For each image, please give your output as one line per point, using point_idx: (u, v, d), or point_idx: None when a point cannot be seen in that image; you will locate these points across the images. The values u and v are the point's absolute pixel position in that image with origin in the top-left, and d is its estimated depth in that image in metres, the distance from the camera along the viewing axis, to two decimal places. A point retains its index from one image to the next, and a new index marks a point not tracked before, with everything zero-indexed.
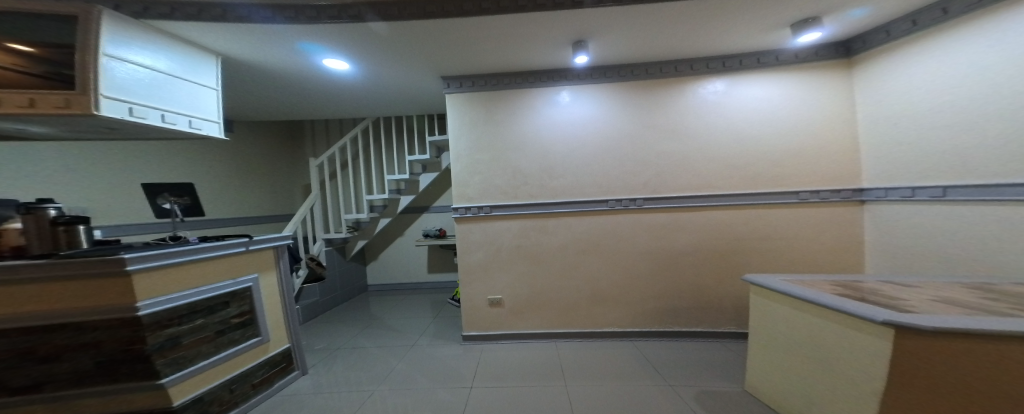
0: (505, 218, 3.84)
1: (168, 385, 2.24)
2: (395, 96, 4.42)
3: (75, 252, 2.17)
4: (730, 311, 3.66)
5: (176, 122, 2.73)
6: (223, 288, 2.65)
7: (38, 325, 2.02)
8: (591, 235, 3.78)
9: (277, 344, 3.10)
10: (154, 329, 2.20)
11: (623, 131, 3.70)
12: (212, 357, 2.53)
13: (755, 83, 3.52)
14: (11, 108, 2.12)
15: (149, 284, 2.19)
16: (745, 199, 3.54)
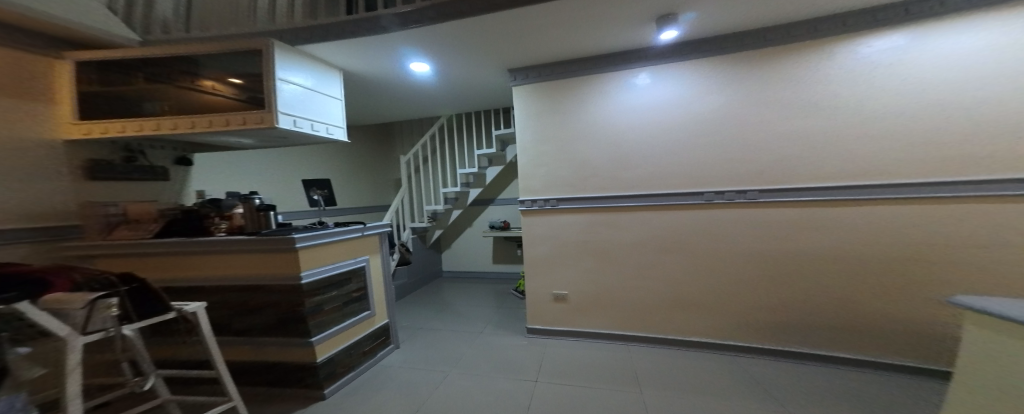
0: (577, 212, 2.78)
1: (317, 344, 2.17)
2: (468, 94, 3.68)
3: (270, 230, 2.17)
4: (929, 351, 2.13)
5: (310, 129, 2.39)
6: (337, 269, 2.40)
7: (253, 282, 2.10)
8: (711, 243, 2.51)
9: (377, 319, 2.81)
10: (307, 296, 2.13)
11: (737, 108, 2.40)
12: (340, 324, 2.41)
13: (948, 37, 2.01)
14: (183, 130, 2.01)
15: (310, 256, 2.17)
16: (974, 192, 1.98)
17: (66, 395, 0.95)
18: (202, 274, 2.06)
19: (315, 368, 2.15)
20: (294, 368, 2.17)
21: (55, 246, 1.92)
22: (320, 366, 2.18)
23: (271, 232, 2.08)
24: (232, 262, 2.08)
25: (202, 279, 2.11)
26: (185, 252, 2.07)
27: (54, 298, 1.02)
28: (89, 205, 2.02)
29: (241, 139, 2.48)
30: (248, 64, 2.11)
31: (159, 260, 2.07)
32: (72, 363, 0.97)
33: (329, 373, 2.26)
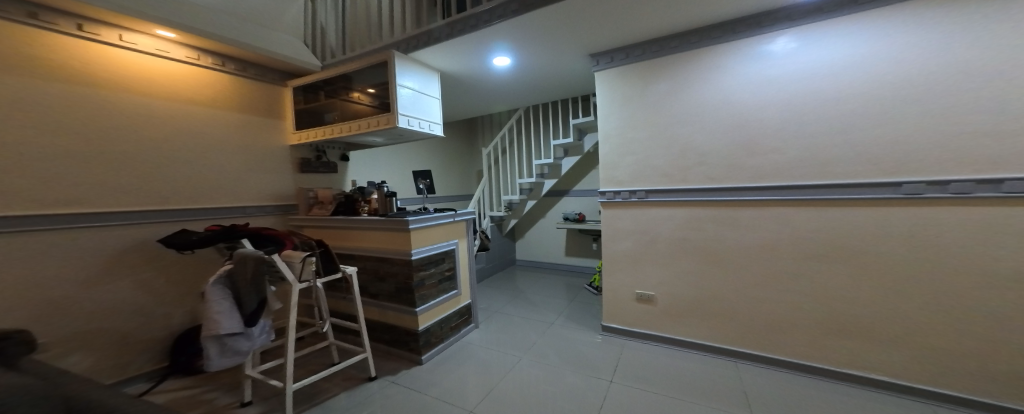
0: (672, 206, 2.14)
1: (419, 314, 2.10)
2: (555, 88, 3.34)
3: (393, 213, 2.24)
4: None
5: (421, 128, 2.32)
6: (440, 248, 2.31)
7: (382, 256, 2.16)
8: (901, 271, 1.60)
9: (465, 298, 2.59)
10: (416, 269, 2.08)
11: (949, 64, 1.46)
12: (438, 298, 2.29)
13: None
14: (330, 135, 2.29)
15: (423, 237, 2.14)
16: None
17: (288, 325, 1.41)
18: (355, 248, 2.25)
19: (416, 334, 2.09)
20: (402, 331, 2.15)
21: (286, 216, 2.51)
22: (421, 333, 2.11)
23: (392, 215, 2.17)
24: (368, 239, 2.20)
25: (340, 251, 2.33)
26: (324, 225, 2.33)
27: (292, 253, 1.49)
28: (299, 190, 2.45)
29: (380, 141, 2.64)
30: (380, 76, 2.20)
31: (330, 233, 2.35)
32: (291, 304, 1.41)
33: (426, 342, 2.16)
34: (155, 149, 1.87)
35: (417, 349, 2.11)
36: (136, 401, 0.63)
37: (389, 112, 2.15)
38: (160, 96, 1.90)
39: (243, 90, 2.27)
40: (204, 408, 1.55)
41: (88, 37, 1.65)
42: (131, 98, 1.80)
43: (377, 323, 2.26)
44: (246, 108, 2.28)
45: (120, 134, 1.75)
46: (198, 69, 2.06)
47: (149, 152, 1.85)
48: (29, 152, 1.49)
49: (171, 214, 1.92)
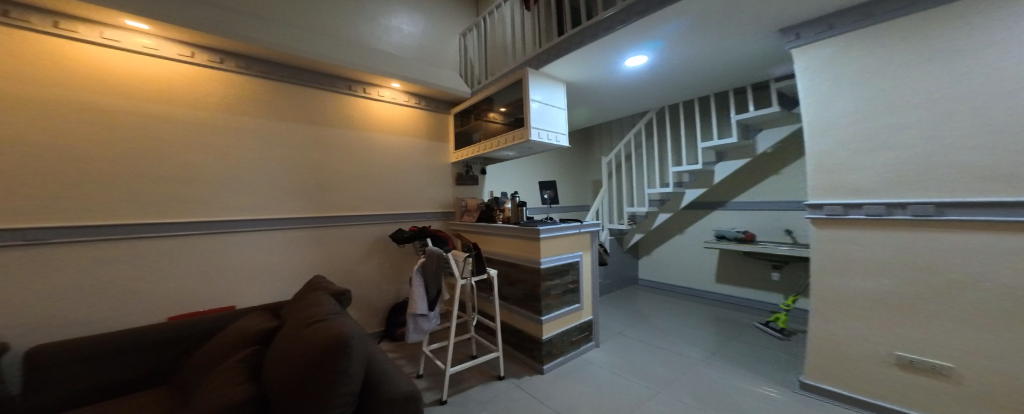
0: (986, 230, 1.24)
1: (545, 323, 2.09)
2: (699, 84, 2.84)
3: (523, 221, 2.37)
4: None
5: (551, 140, 2.35)
6: (566, 258, 2.26)
7: (513, 262, 2.30)
8: None
9: (586, 313, 2.43)
10: (544, 278, 2.10)
11: None
12: (563, 309, 2.25)
13: None
14: (474, 152, 2.61)
15: (551, 246, 2.15)
16: None
17: (454, 312, 1.68)
18: (492, 252, 2.48)
19: (541, 343, 2.08)
20: (527, 338, 2.19)
21: (447, 221, 2.85)
22: (545, 342, 2.09)
23: (523, 223, 2.28)
24: (502, 245, 2.40)
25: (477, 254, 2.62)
26: (465, 230, 2.68)
27: (458, 253, 1.78)
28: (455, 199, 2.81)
29: (512, 154, 2.86)
30: (516, 94, 2.36)
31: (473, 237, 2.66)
32: (458, 295, 1.68)
33: (548, 351, 2.12)
34: (387, 169, 2.49)
35: (540, 358, 2.09)
36: (385, 360, 1.00)
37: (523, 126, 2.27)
38: (386, 130, 2.50)
39: (431, 120, 2.74)
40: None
41: (362, 95, 2.38)
42: (378, 134, 2.45)
43: (508, 326, 2.38)
44: (432, 135, 2.75)
45: (365, 159, 2.39)
46: (413, 109, 2.64)
47: (384, 172, 2.47)
48: (332, 174, 2.25)
49: (394, 216, 2.50)
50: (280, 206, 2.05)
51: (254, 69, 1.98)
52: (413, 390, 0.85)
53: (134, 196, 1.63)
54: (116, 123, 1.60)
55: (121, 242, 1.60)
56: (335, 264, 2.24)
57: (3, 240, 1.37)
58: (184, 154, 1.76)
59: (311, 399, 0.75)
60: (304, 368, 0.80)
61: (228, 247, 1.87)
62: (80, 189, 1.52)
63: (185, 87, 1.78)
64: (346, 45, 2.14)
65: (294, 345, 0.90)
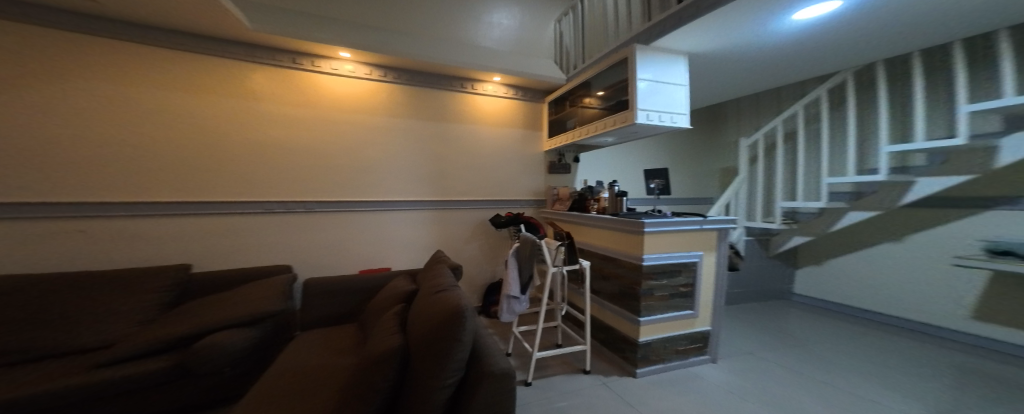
0: None
1: (643, 325, 1.91)
2: (901, 42, 1.95)
3: (623, 213, 2.20)
4: None
5: (661, 122, 2.02)
6: (674, 258, 1.97)
7: (609, 255, 2.18)
8: None
9: (699, 323, 2.08)
10: (645, 277, 1.92)
11: None
12: (667, 313, 1.99)
13: None
14: (568, 139, 2.48)
15: (656, 243, 1.91)
16: None
17: (543, 297, 1.71)
18: (585, 243, 2.40)
19: (637, 345, 1.91)
20: (619, 337, 2.06)
21: (538, 209, 2.86)
22: (641, 346, 1.91)
23: (624, 216, 2.09)
24: (597, 237, 2.29)
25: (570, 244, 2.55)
26: (559, 219, 2.63)
27: (550, 241, 1.80)
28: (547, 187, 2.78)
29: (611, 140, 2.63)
30: (619, 76, 2.10)
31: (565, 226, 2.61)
32: (548, 281, 1.71)
33: (645, 356, 1.93)
34: (498, 159, 2.60)
35: (634, 361, 1.93)
36: (483, 333, 1.11)
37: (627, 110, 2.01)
38: (493, 123, 2.57)
39: (527, 111, 2.74)
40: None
41: (472, 91, 2.47)
42: (490, 126, 2.55)
43: (600, 321, 2.27)
44: (528, 125, 2.75)
45: (476, 149, 2.50)
46: (512, 101, 2.66)
47: (495, 161, 2.58)
48: (455, 163, 2.42)
49: (500, 202, 2.62)
50: (419, 191, 2.29)
51: (405, 80, 2.24)
52: (508, 368, 0.91)
53: (329, 185, 2.04)
54: (323, 122, 2.02)
55: (302, 215, 1.99)
56: (449, 243, 2.41)
57: (284, 208, 1.95)
58: (362, 154, 2.12)
59: (433, 357, 0.85)
60: (428, 329, 0.91)
61: (374, 225, 2.17)
62: (309, 180, 2.00)
63: (365, 95, 2.12)
64: (460, 48, 2.24)
65: (421, 310, 1.04)
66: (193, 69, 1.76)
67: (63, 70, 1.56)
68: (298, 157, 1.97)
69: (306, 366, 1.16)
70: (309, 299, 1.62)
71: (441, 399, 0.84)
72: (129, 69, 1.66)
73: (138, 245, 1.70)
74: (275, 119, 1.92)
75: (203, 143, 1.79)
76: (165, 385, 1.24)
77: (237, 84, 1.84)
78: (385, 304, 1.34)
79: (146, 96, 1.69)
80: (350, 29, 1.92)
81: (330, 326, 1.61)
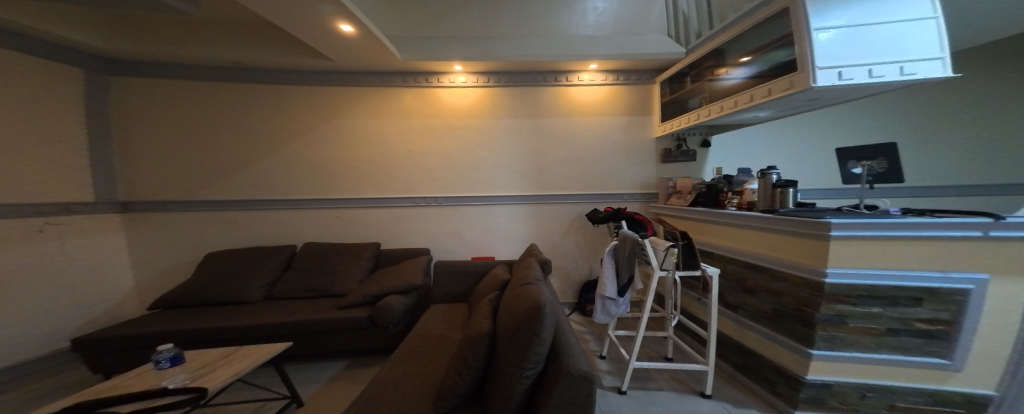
0: None
1: (814, 359, 1.38)
2: None
3: (789, 209, 1.56)
4: None
5: (871, 77, 1.28)
6: (893, 278, 1.27)
7: (761, 265, 1.59)
8: None
9: (954, 381, 1.28)
10: (828, 299, 1.32)
11: None
12: (872, 354, 1.33)
13: None
14: (696, 121, 2.00)
15: (849, 253, 1.30)
16: None
17: (646, 303, 1.55)
18: (723, 246, 1.85)
19: (801, 382, 1.40)
20: (771, 366, 1.53)
21: (647, 204, 2.55)
22: (810, 384, 1.39)
23: (792, 211, 1.50)
24: (742, 239, 1.73)
25: (699, 246, 2.06)
26: (687, 216, 2.16)
27: (659, 241, 1.54)
28: (659, 179, 2.43)
29: (764, 114, 1.95)
30: (776, 27, 1.51)
31: (687, 225, 2.18)
32: (652, 286, 1.52)
33: (815, 399, 1.40)
34: (600, 151, 2.45)
35: (793, 401, 1.43)
36: (569, 331, 1.09)
37: (795, 71, 1.40)
38: (594, 112, 2.43)
39: (634, 95, 2.44)
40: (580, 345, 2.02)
41: (569, 84, 2.39)
42: (589, 117, 2.43)
43: (736, 343, 1.75)
44: (635, 110, 2.45)
45: (576, 142, 2.44)
46: (613, 87, 2.43)
47: (596, 153, 2.45)
48: (553, 158, 2.43)
49: (602, 196, 2.48)
50: (518, 186, 2.43)
51: (506, 82, 2.38)
52: (591, 371, 0.88)
53: (451, 182, 2.40)
54: (441, 129, 2.37)
55: (435, 208, 2.40)
56: (547, 236, 2.47)
57: (417, 203, 2.39)
58: (475, 154, 2.40)
59: (514, 347, 0.91)
60: (511, 320, 0.98)
61: (484, 216, 2.43)
62: (436, 179, 2.39)
63: (471, 101, 2.37)
64: (554, 40, 2.15)
65: (510, 299, 1.13)
66: (361, 97, 2.33)
67: (298, 112, 2.32)
68: (431, 160, 2.38)
69: (431, 333, 1.46)
70: (438, 278, 1.97)
71: (522, 387, 0.91)
72: (325, 103, 2.32)
73: (336, 226, 2.37)
74: (414, 130, 2.36)
75: (371, 154, 2.36)
76: (353, 331, 1.65)
77: (384, 105, 2.34)
78: (487, 290, 1.52)
79: (335, 122, 2.34)
80: (465, 43, 2.12)
81: (450, 302, 1.92)
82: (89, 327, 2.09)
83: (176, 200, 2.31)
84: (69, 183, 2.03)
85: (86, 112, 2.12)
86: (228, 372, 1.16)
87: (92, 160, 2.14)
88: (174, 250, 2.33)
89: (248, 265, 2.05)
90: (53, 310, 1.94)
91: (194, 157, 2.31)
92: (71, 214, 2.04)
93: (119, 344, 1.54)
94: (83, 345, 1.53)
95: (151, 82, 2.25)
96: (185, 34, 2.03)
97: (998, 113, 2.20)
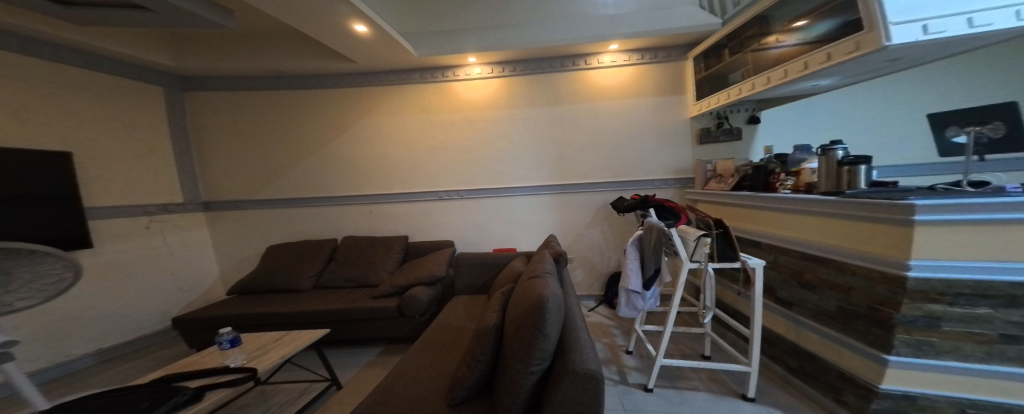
0: None
1: (892, 367, 1.20)
2: None
3: (859, 191, 1.34)
4: None
5: (970, 27, 1.02)
6: (1008, 270, 1.05)
7: (823, 256, 1.42)
8: None
9: None
10: (913, 298, 1.13)
11: None
12: (975, 364, 1.12)
13: None
14: (737, 96, 1.78)
15: (937, 242, 1.09)
16: None
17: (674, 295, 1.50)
18: (773, 235, 1.67)
19: (873, 392, 1.23)
20: (836, 372, 1.37)
21: (683, 190, 2.37)
22: (885, 394, 1.21)
23: (862, 192, 1.29)
24: (799, 226, 1.54)
25: (745, 234, 1.87)
26: (730, 202, 1.98)
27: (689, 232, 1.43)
28: (696, 163, 2.24)
29: (825, 84, 1.68)
30: None
31: (729, 213, 2.00)
32: (682, 278, 1.46)
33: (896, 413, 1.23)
34: (626, 136, 2.31)
35: (863, 411, 1.28)
36: (580, 328, 1.12)
37: (859, 30, 1.17)
38: (616, 96, 2.28)
39: (662, 73, 2.24)
40: (606, 339, 1.98)
41: (589, 67, 2.26)
42: (612, 100, 2.28)
43: (792, 344, 1.59)
44: (665, 90, 2.25)
45: (598, 128, 2.32)
46: (637, 66, 2.24)
47: (622, 138, 2.32)
48: (575, 146, 2.35)
49: (631, 184, 2.35)
50: (540, 176, 2.39)
51: (522, 70, 2.31)
52: (596, 369, 0.93)
53: (473, 176, 2.44)
54: (459, 124, 2.40)
55: (457, 201, 2.47)
56: (572, 227, 2.42)
57: (442, 197, 2.47)
58: (494, 146, 2.40)
59: (520, 343, 0.97)
60: (517, 315, 1.03)
61: (508, 207, 2.44)
62: (458, 173, 2.45)
63: (487, 93, 2.36)
64: (567, 21, 2.04)
65: (518, 293, 1.17)
66: (384, 96, 2.44)
67: (331, 116, 2.50)
68: (453, 155, 2.44)
69: (450, 324, 1.54)
70: (463, 269, 2.05)
71: (529, 381, 0.97)
72: (353, 105, 2.47)
73: (371, 221, 2.56)
74: (435, 126, 2.42)
75: (398, 151, 2.47)
76: (389, 317, 1.79)
77: (406, 104, 2.42)
78: (503, 283, 1.57)
79: (364, 122, 2.48)
80: (477, 33, 2.10)
81: (472, 293, 1.99)
82: (187, 307, 2.52)
83: (241, 199, 2.64)
84: (162, 187, 2.43)
85: (169, 125, 2.49)
86: (278, 354, 1.33)
87: (177, 166, 2.52)
88: (244, 244, 2.70)
89: (301, 257, 2.31)
90: (161, 293, 2.37)
91: (252, 161, 2.60)
92: (168, 213, 2.46)
93: (206, 324, 1.85)
94: (184, 323, 1.85)
95: (213, 95, 2.56)
96: (234, 52, 2.27)
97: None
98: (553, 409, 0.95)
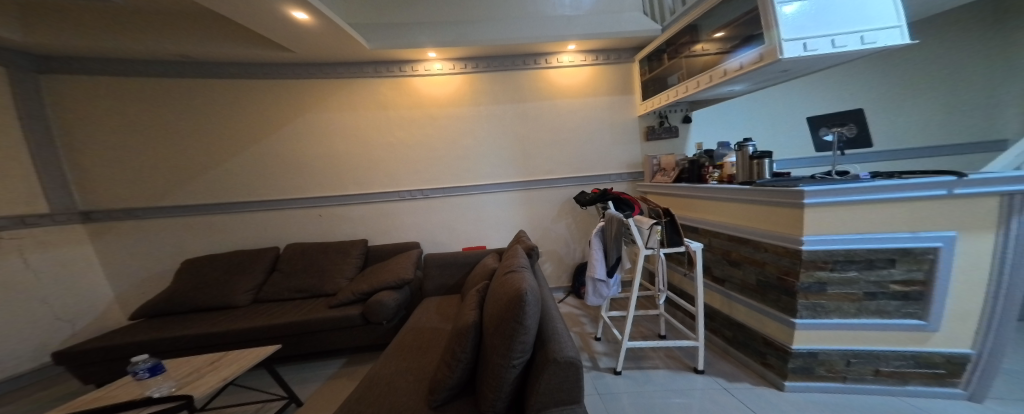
0: None
1: (798, 328, 1.44)
2: None
3: (766, 180, 1.60)
4: None
5: (833, 47, 1.33)
6: (869, 239, 1.34)
7: (744, 237, 1.65)
8: None
9: (932, 342, 1.35)
10: (808, 267, 1.39)
11: None
12: (851, 320, 1.40)
13: None
14: (674, 96, 2.03)
15: (824, 219, 1.36)
16: None
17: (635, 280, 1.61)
18: (708, 220, 1.90)
19: (789, 353, 1.47)
20: (761, 338, 1.60)
21: (635, 183, 2.59)
22: (797, 353, 1.46)
23: (768, 182, 1.55)
24: (727, 213, 1.77)
25: (687, 220, 2.09)
26: (674, 193, 2.20)
27: (642, 221, 1.58)
28: (644, 158, 2.47)
29: (738, 90, 1.98)
30: (741, 8, 1.56)
31: (673, 202, 2.24)
32: (640, 264, 1.58)
33: (805, 369, 1.47)
34: (584, 133, 2.46)
35: (782, 371, 1.50)
36: (556, 318, 1.13)
37: (763, 44, 1.44)
38: (575, 95, 2.43)
39: (615, 74, 2.45)
40: (576, 328, 2.05)
41: (549, 66, 2.38)
42: (572, 99, 2.42)
43: (727, 317, 1.81)
44: (617, 90, 2.46)
45: (559, 124, 2.43)
46: (593, 67, 2.42)
47: (581, 135, 2.46)
48: (540, 142, 2.43)
49: (590, 178, 2.50)
50: (505, 173, 2.41)
51: (485, 67, 2.33)
52: (575, 357, 0.95)
53: (438, 174, 2.36)
54: (424, 119, 2.32)
55: (421, 200, 2.36)
56: (538, 221, 2.48)
57: (404, 197, 2.34)
58: (458, 142, 2.36)
59: (500, 338, 0.95)
60: (497, 310, 1.01)
61: (474, 205, 2.40)
62: (421, 171, 2.34)
63: (451, 88, 2.32)
64: (527, 20, 2.12)
65: (495, 288, 1.14)
66: (333, 90, 2.24)
67: (269, 110, 2.22)
68: (414, 152, 2.33)
69: (424, 327, 1.44)
70: (430, 271, 1.94)
71: (511, 375, 0.95)
72: (294, 98, 2.22)
73: (322, 226, 2.30)
74: (393, 122, 2.30)
75: (352, 150, 2.29)
76: (347, 329, 1.61)
77: (359, 101, 2.26)
78: (477, 281, 1.53)
79: (310, 119, 2.25)
80: (437, 28, 2.07)
81: (443, 294, 1.89)
82: (60, 347, 1.97)
83: (143, 206, 2.17)
84: (19, 193, 1.89)
85: (20, 116, 1.94)
86: (218, 377, 1.13)
87: (40, 167, 1.98)
88: (151, 262, 2.22)
89: (232, 268, 1.97)
90: (15, 332, 1.82)
91: (161, 162, 2.17)
92: (29, 227, 1.92)
93: (102, 355, 1.49)
94: (68, 359, 1.48)
95: (104, 80, 2.09)
96: (136, 30, 1.90)
97: (955, 79, 2.31)
98: (537, 398, 0.94)
